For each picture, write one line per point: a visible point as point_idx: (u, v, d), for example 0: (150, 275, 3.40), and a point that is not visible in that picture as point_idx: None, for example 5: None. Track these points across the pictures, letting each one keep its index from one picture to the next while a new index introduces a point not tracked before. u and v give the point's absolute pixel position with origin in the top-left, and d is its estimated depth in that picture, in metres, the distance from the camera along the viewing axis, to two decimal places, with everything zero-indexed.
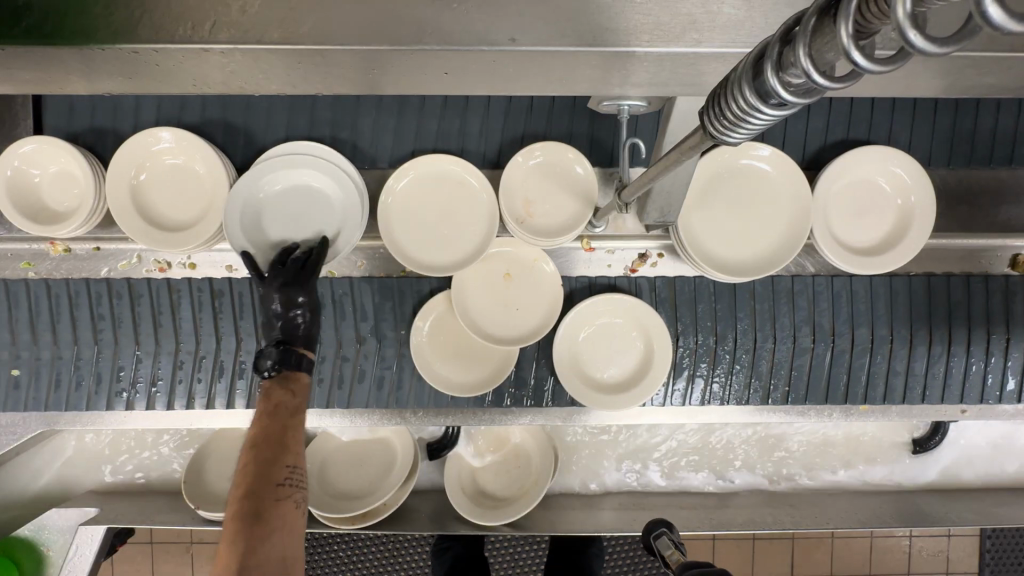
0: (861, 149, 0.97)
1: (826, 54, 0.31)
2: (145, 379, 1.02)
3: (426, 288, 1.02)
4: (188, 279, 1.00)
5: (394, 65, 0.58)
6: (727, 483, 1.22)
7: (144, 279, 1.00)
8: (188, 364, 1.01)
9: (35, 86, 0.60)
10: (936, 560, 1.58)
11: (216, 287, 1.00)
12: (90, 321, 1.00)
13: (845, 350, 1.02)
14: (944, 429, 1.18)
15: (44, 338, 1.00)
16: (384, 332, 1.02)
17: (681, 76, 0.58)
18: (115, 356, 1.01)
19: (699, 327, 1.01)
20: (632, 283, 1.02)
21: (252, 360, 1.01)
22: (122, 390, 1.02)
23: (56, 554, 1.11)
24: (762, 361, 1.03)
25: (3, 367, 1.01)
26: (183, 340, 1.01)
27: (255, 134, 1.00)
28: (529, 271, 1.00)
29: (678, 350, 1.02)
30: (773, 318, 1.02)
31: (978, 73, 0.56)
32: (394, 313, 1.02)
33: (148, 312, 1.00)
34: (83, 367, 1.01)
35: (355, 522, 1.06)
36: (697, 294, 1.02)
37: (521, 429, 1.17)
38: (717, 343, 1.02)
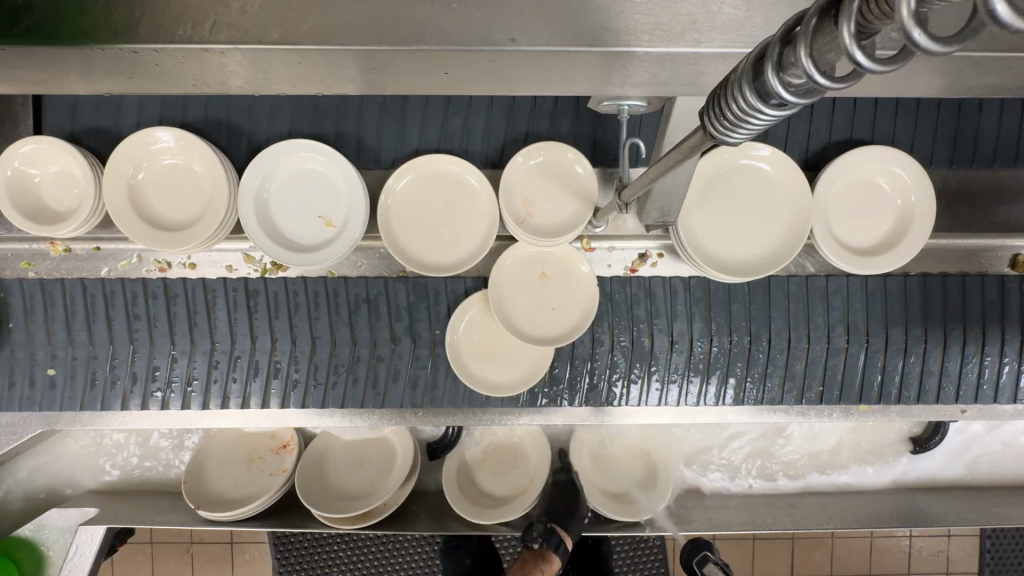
0: (861, 149, 0.97)
1: (826, 54, 0.31)
2: (180, 378, 1.01)
3: (460, 288, 1.02)
4: (223, 279, 1.00)
5: (394, 66, 0.58)
6: (727, 484, 1.22)
7: (180, 279, 0.99)
8: (223, 364, 1.01)
9: (35, 86, 0.60)
10: (936, 560, 1.58)
11: (250, 287, 1.00)
12: (125, 321, 0.99)
13: (879, 350, 1.02)
14: (944, 429, 1.16)
15: (79, 338, 1.00)
16: (418, 332, 1.01)
17: (680, 76, 0.58)
18: (150, 355, 1.00)
19: (732, 327, 1.01)
20: (666, 283, 1.01)
21: (287, 360, 1.01)
22: (157, 390, 1.01)
23: (57, 554, 1.11)
24: (797, 362, 1.02)
25: (39, 367, 1.00)
26: (218, 340, 1.00)
27: (255, 134, 1.01)
28: (565, 270, 0.98)
29: (712, 350, 1.01)
30: (807, 318, 1.01)
31: (978, 73, 0.56)
32: (430, 313, 1.01)
33: (183, 312, 0.99)
34: (118, 366, 1.00)
35: (356, 523, 1.05)
36: (731, 294, 1.01)
37: (522, 429, 1.18)
38: (751, 343, 1.01)
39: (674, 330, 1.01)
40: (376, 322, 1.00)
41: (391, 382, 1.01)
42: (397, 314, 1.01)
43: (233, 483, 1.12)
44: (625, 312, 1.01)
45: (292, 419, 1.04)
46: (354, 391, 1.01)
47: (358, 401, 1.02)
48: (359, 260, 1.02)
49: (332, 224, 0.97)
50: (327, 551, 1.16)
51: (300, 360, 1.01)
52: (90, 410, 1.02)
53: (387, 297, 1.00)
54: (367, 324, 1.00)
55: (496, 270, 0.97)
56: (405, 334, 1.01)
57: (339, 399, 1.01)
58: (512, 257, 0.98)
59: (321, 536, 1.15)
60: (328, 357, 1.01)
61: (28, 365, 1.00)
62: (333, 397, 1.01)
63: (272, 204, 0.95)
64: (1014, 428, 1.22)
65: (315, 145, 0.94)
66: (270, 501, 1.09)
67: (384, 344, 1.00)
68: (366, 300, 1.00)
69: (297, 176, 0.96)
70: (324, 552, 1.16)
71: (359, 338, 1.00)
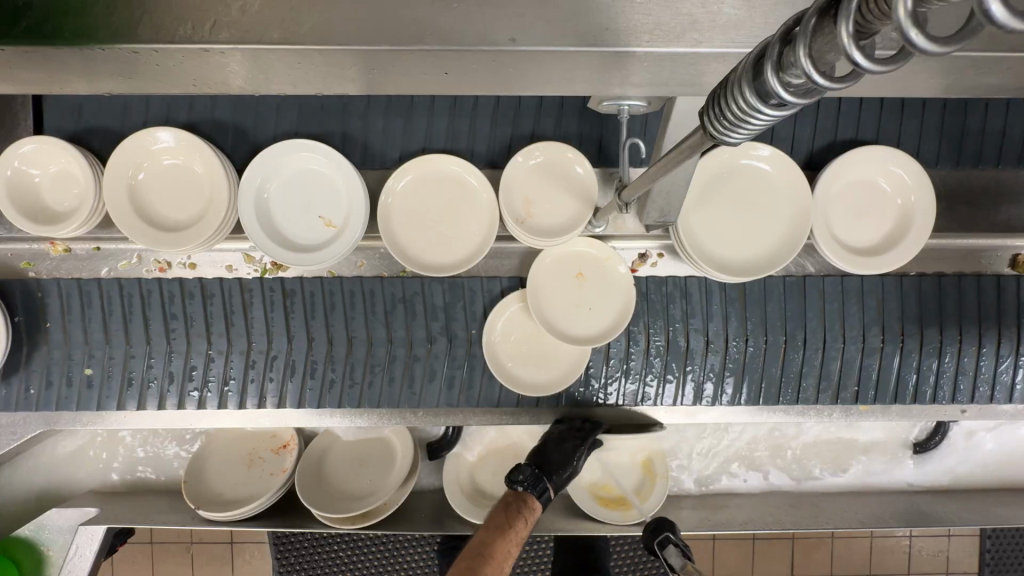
0: (856, 149, 0.98)
1: (826, 54, 0.31)
2: (217, 378, 1.01)
3: (497, 288, 1.02)
4: (261, 280, 1.00)
5: (394, 65, 0.58)
6: (726, 484, 1.22)
7: (217, 279, 0.99)
8: (260, 363, 1.01)
9: (35, 86, 0.60)
10: (936, 560, 1.58)
11: (287, 286, 1.00)
12: (162, 321, 0.99)
13: (914, 350, 1.02)
14: (944, 429, 1.19)
15: (117, 338, 1.00)
16: (455, 331, 1.01)
17: (680, 76, 0.58)
18: (187, 355, 1.00)
19: (768, 327, 1.01)
20: (702, 283, 1.01)
21: (323, 360, 1.01)
22: (194, 389, 1.01)
23: (56, 554, 1.10)
24: (832, 361, 1.02)
25: (77, 367, 1.00)
26: (255, 340, 1.00)
27: (254, 135, 1.01)
28: (601, 270, 0.98)
29: (748, 351, 1.01)
30: (842, 318, 1.01)
31: (978, 73, 0.56)
32: (466, 313, 1.01)
33: (219, 311, 1.00)
34: (154, 365, 1.00)
35: (356, 523, 1.05)
36: (768, 294, 1.01)
37: (521, 429, 1.19)
38: (787, 343, 1.01)
39: (710, 329, 1.01)
40: (412, 322, 1.00)
41: (427, 381, 1.01)
42: (434, 314, 1.01)
43: (234, 483, 1.12)
44: (661, 312, 1.01)
45: (292, 419, 1.04)
46: (390, 391, 1.01)
47: (361, 401, 1.01)
48: (359, 260, 1.02)
49: (332, 224, 0.97)
50: (327, 551, 1.15)
51: (337, 360, 1.01)
52: (91, 410, 1.02)
53: (423, 296, 1.01)
54: (403, 325, 1.00)
55: (534, 269, 0.98)
56: (441, 333, 1.01)
57: (339, 400, 1.01)
58: (548, 258, 0.98)
59: (321, 536, 1.15)
60: (365, 357, 1.01)
61: (65, 364, 1.00)
62: (334, 396, 1.01)
63: (272, 204, 0.95)
64: (1014, 429, 1.22)
65: (315, 145, 0.94)
66: (262, 507, 1.08)
67: (420, 343, 1.00)
68: (402, 300, 1.00)
69: (297, 176, 0.96)
70: (324, 552, 1.15)
71: (395, 336, 1.00)
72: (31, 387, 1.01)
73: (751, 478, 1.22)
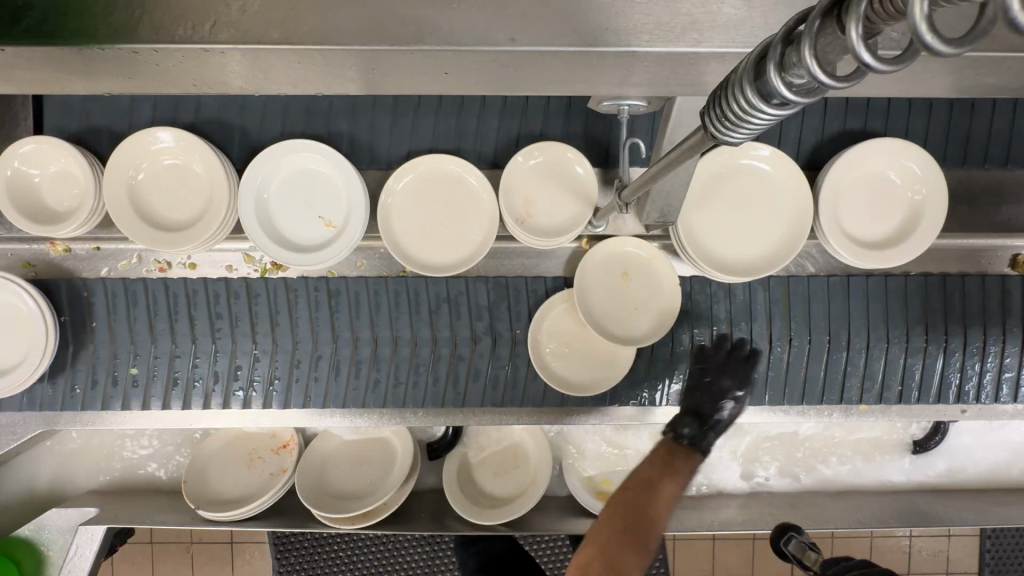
0: (869, 141, 0.97)
1: (830, 54, 0.31)
2: (262, 378, 1.00)
3: (541, 288, 1.01)
4: (305, 278, 0.99)
5: (395, 65, 0.58)
6: (726, 484, 1.22)
7: (262, 279, 0.99)
8: (305, 363, 1.00)
9: (36, 86, 0.60)
10: (936, 560, 1.58)
11: (332, 286, 0.99)
12: (208, 321, 0.99)
13: (957, 350, 1.02)
14: (944, 428, 1.18)
15: (163, 338, 0.99)
16: (499, 331, 1.00)
17: (680, 76, 0.58)
18: (232, 355, 1.00)
19: (812, 327, 1.01)
20: (746, 287, 1.01)
21: (368, 360, 1.00)
22: (239, 388, 1.00)
23: (56, 554, 1.10)
24: (876, 362, 1.02)
25: (122, 367, 1.00)
26: (300, 340, 0.99)
27: (253, 135, 1.01)
28: (645, 270, 0.98)
29: (792, 351, 1.01)
30: (886, 318, 1.01)
31: (979, 73, 0.56)
32: (511, 313, 1.00)
33: (265, 311, 0.99)
34: (200, 365, 1.00)
35: (355, 523, 1.06)
36: (812, 293, 1.01)
37: (522, 429, 1.17)
38: (830, 342, 1.01)
39: (754, 329, 1.01)
40: (457, 322, 1.00)
41: (471, 381, 1.01)
42: (478, 313, 1.00)
43: (234, 483, 1.12)
44: (706, 311, 1.01)
45: (292, 419, 1.04)
46: (435, 391, 1.01)
47: (364, 401, 1.01)
48: (359, 260, 1.03)
49: (332, 224, 0.97)
50: (327, 551, 1.15)
51: (381, 361, 1.00)
52: (90, 409, 1.02)
53: (468, 296, 1.00)
54: (447, 324, 1.00)
55: (582, 268, 0.96)
56: (486, 333, 1.00)
57: (338, 400, 1.01)
58: (594, 258, 0.97)
59: (321, 536, 1.15)
60: (410, 356, 1.00)
61: (111, 364, 1.00)
62: (333, 396, 1.01)
63: (272, 204, 0.95)
64: (1015, 429, 1.22)
65: (314, 145, 0.94)
66: (266, 505, 1.09)
67: (464, 342, 0.99)
68: (447, 300, 1.00)
69: (296, 177, 0.96)
70: (324, 552, 1.15)
71: (439, 337, 1.00)
72: (76, 387, 1.01)
73: (748, 478, 1.22)
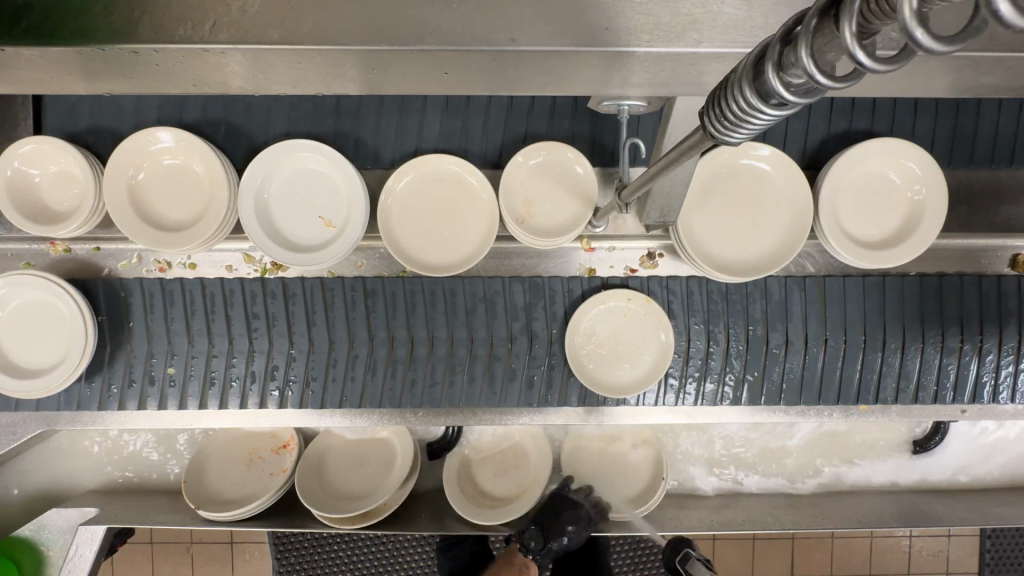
0: (872, 140, 0.97)
1: (827, 53, 0.31)
2: (298, 379, 1.00)
3: (578, 288, 1.00)
4: (341, 279, 0.99)
5: (394, 66, 0.58)
6: (724, 484, 1.22)
7: (298, 279, 0.98)
8: (341, 362, 1.00)
9: (34, 86, 0.60)
10: (936, 560, 1.58)
11: (368, 286, 0.99)
12: (244, 321, 0.99)
13: (992, 351, 1.01)
14: (944, 429, 1.19)
15: (200, 338, 0.99)
16: (536, 330, 1.00)
17: (680, 76, 0.58)
18: (269, 355, 0.99)
19: (847, 327, 1.01)
20: (782, 284, 1.01)
21: (404, 361, 1.00)
22: (276, 388, 1.00)
23: (56, 554, 1.10)
24: (910, 362, 1.02)
25: (159, 366, 1.00)
26: (337, 341, 0.99)
27: (254, 136, 1.01)
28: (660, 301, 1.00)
29: (828, 351, 1.01)
30: (922, 318, 1.01)
31: (979, 73, 0.56)
32: (547, 313, 1.00)
33: (301, 311, 0.99)
34: (236, 364, 1.00)
35: (356, 523, 1.05)
36: (848, 293, 1.01)
37: (521, 429, 1.18)
38: (867, 343, 1.01)
39: (791, 329, 1.00)
40: (493, 322, 0.99)
41: (507, 381, 1.00)
42: (514, 314, 0.99)
43: (234, 483, 1.12)
44: (741, 311, 1.00)
45: (292, 420, 1.03)
46: (471, 391, 1.00)
47: (365, 400, 1.00)
48: (359, 260, 1.03)
49: (332, 224, 0.97)
50: (328, 551, 1.15)
51: (417, 361, 1.00)
52: (91, 409, 1.02)
53: (504, 296, 1.00)
54: (484, 324, 0.99)
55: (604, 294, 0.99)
56: (522, 333, 1.00)
57: (340, 400, 1.00)
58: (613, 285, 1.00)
59: (321, 536, 1.15)
60: (446, 356, 0.99)
61: (148, 364, 1.00)
62: (333, 397, 1.00)
63: (272, 204, 0.95)
64: (1015, 430, 1.22)
65: (314, 145, 0.94)
66: (264, 505, 1.08)
67: (501, 342, 0.99)
68: (483, 300, 0.99)
69: (296, 177, 0.96)
70: (324, 552, 1.15)
71: (475, 337, 0.99)
72: (113, 386, 1.00)
73: (747, 478, 1.22)
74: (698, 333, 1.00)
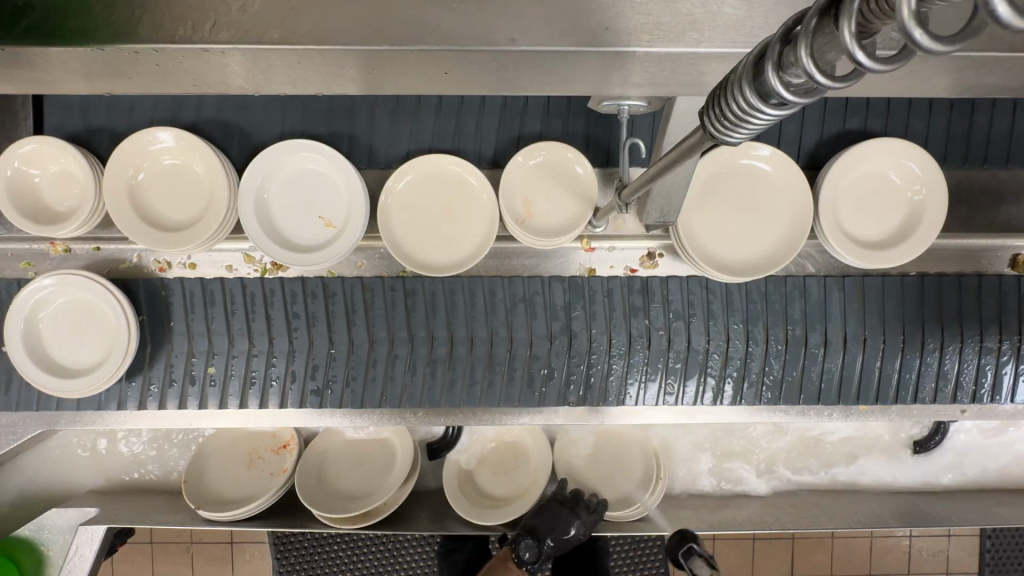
0: (872, 140, 0.97)
1: (827, 53, 0.31)
2: (338, 379, 1.00)
3: (617, 288, 1.00)
4: (381, 279, 0.99)
5: (395, 66, 0.58)
6: (723, 484, 1.23)
7: (338, 279, 0.99)
8: (381, 362, 1.00)
9: (35, 86, 0.60)
10: (936, 560, 1.58)
11: (408, 285, 0.99)
12: (285, 321, 0.99)
13: None
14: (944, 429, 1.19)
15: (241, 338, 1.00)
16: (576, 329, 0.99)
17: (680, 76, 0.58)
18: (309, 354, 1.00)
19: (886, 327, 1.01)
20: (821, 283, 1.01)
21: (444, 361, 0.99)
22: (316, 388, 1.00)
23: (56, 554, 1.10)
24: (948, 362, 1.02)
25: (199, 365, 1.00)
26: (377, 340, 0.99)
27: (253, 136, 1.01)
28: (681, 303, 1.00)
29: (866, 351, 1.01)
30: (960, 317, 1.01)
31: (978, 73, 0.56)
32: (587, 313, 1.00)
33: (341, 312, 0.99)
34: (276, 365, 1.00)
35: (356, 523, 1.05)
36: (885, 293, 1.01)
37: (521, 429, 1.18)
38: (905, 344, 1.01)
39: (829, 329, 1.01)
40: (533, 321, 0.99)
41: (546, 381, 1.00)
42: (554, 313, 1.00)
43: (233, 483, 1.12)
44: (781, 310, 1.01)
45: (293, 420, 1.03)
46: (511, 391, 1.00)
47: (368, 400, 1.00)
48: (359, 260, 1.02)
49: (332, 224, 0.97)
50: (327, 551, 1.15)
51: (457, 360, 0.99)
52: (89, 409, 1.02)
53: (544, 296, 1.00)
54: (524, 324, 0.99)
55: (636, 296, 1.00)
56: (562, 332, 0.99)
57: (343, 400, 1.00)
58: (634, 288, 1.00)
59: (321, 536, 1.15)
60: (486, 355, 0.99)
61: (188, 364, 1.00)
62: (335, 397, 1.00)
63: (272, 204, 0.95)
64: (1014, 429, 1.22)
65: (314, 145, 0.94)
66: (264, 505, 1.08)
67: (541, 342, 0.99)
68: (523, 299, 1.00)
69: (296, 177, 0.96)
70: (324, 552, 1.15)
71: (515, 336, 0.99)
72: (154, 384, 1.01)
73: (746, 478, 1.23)
74: (737, 333, 1.00)
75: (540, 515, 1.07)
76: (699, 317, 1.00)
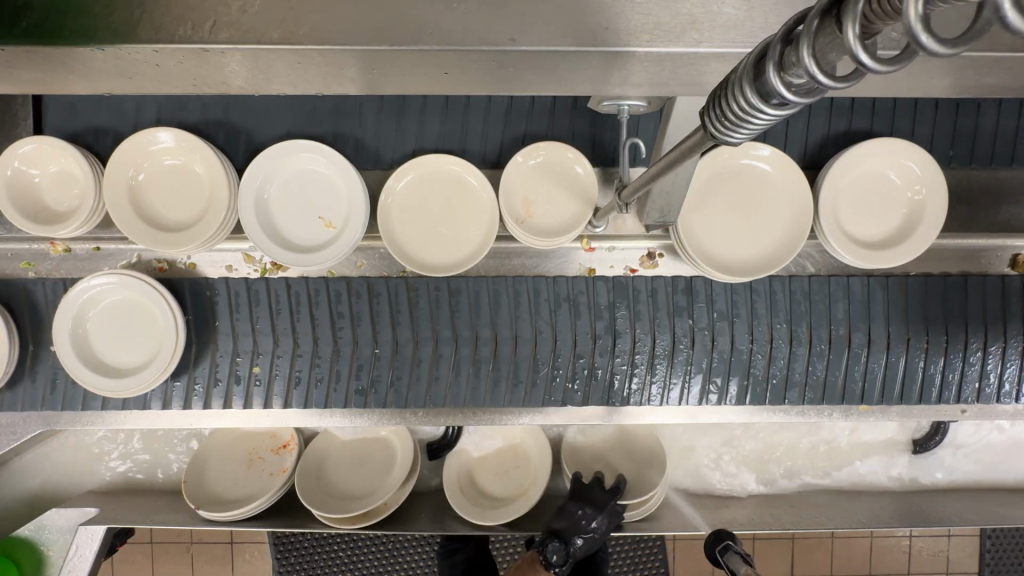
0: (872, 140, 0.97)
1: (828, 53, 0.31)
2: (382, 379, 1.00)
3: (663, 288, 1.00)
4: (426, 279, 0.99)
5: (394, 66, 0.58)
6: (722, 484, 1.23)
7: (383, 278, 0.99)
8: (427, 361, 1.00)
9: (35, 86, 0.60)
10: (936, 560, 1.58)
11: (453, 285, 0.99)
12: (330, 321, 0.99)
13: None
14: (944, 429, 1.18)
15: (285, 338, 0.99)
16: (621, 328, 0.99)
17: (680, 76, 0.58)
18: (353, 354, 0.99)
19: (928, 327, 1.01)
20: (865, 284, 1.01)
21: (490, 361, 0.99)
22: (360, 388, 1.00)
23: (56, 554, 1.10)
24: (992, 361, 1.02)
25: (243, 365, 1.00)
26: (423, 339, 0.99)
27: (253, 136, 1.01)
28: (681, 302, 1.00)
29: (910, 351, 1.01)
30: (1006, 316, 1.01)
31: (978, 73, 0.56)
32: (632, 312, 0.99)
33: (386, 312, 0.99)
34: (320, 365, 1.00)
35: (355, 523, 1.05)
36: (929, 293, 1.01)
37: (522, 429, 1.18)
38: (949, 343, 1.01)
39: (873, 330, 1.00)
40: (577, 321, 0.99)
41: (591, 381, 1.00)
42: (598, 313, 0.99)
43: (234, 483, 1.12)
44: (824, 310, 1.01)
45: (293, 420, 1.03)
46: (555, 390, 1.00)
47: (370, 400, 1.00)
48: (359, 260, 1.02)
49: (332, 224, 0.97)
50: (328, 551, 1.15)
51: (501, 360, 0.99)
52: (88, 409, 1.02)
53: (588, 296, 1.00)
54: (568, 324, 0.99)
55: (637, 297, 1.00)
56: (608, 331, 0.99)
57: (343, 399, 1.00)
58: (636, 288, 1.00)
59: (321, 536, 1.15)
60: (531, 354, 0.99)
61: (233, 363, 1.00)
62: (337, 397, 1.00)
63: (272, 204, 0.95)
64: (1014, 429, 1.22)
65: (314, 145, 0.94)
66: (264, 505, 1.08)
67: (585, 341, 0.99)
68: (567, 299, 1.00)
69: (296, 178, 0.96)
70: (324, 552, 1.15)
71: (560, 336, 0.99)
72: (199, 383, 1.00)
73: (745, 478, 1.23)
74: (781, 332, 1.00)
75: (562, 517, 1.03)
76: (743, 318, 1.00)
